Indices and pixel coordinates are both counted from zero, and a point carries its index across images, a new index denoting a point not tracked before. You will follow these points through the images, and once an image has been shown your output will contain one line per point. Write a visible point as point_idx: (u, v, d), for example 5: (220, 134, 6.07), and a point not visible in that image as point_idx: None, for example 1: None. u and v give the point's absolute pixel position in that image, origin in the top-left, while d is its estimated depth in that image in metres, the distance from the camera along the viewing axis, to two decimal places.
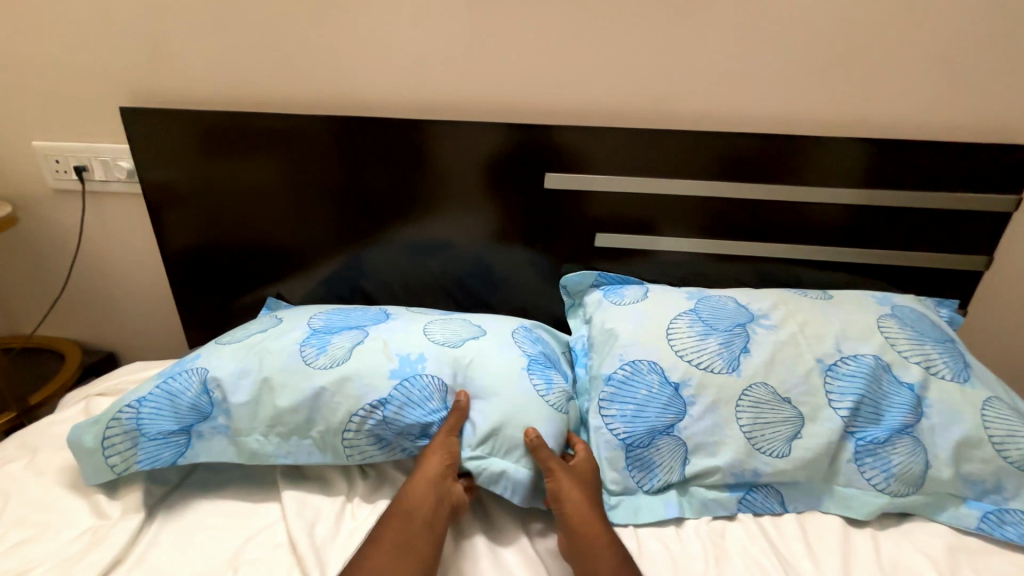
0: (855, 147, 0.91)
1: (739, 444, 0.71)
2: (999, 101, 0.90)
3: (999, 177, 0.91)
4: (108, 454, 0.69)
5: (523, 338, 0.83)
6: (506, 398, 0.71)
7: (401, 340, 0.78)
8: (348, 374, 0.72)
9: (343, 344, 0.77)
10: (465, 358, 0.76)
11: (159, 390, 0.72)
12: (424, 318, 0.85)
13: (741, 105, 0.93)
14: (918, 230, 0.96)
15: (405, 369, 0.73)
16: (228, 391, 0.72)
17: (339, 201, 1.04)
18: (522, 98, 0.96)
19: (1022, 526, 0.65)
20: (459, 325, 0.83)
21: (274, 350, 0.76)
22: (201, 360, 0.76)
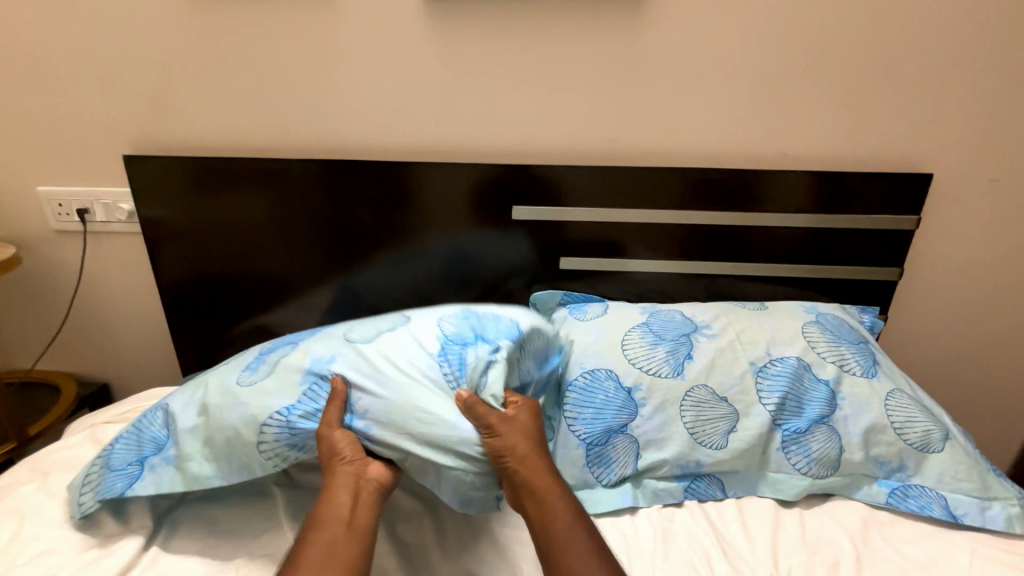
0: (779, 177, 1.05)
1: (683, 439, 0.81)
2: (900, 136, 1.04)
3: (906, 201, 1.05)
4: (82, 493, 0.75)
5: (450, 321, 0.83)
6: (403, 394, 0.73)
7: (319, 347, 0.80)
8: (262, 386, 0.76)
9: (272, 357, 0.82)
10: (376, 355, 0.78)
11: (132, 428, 0.81)
12: (358, 324, 0.86)
13: (680, 143, 1.07)
14: (841, 247, 1.09)
15: (314, 372, 0.76)
16: (177, 418, 0.78)
17: (327, 234, 1.15)
18: (490, 141, 1.09)
19: (921, 498, 0.76)
20: (386, 321, 0.86)
21: (216, 375, 0.82)
22: (167, 396, 0.84)
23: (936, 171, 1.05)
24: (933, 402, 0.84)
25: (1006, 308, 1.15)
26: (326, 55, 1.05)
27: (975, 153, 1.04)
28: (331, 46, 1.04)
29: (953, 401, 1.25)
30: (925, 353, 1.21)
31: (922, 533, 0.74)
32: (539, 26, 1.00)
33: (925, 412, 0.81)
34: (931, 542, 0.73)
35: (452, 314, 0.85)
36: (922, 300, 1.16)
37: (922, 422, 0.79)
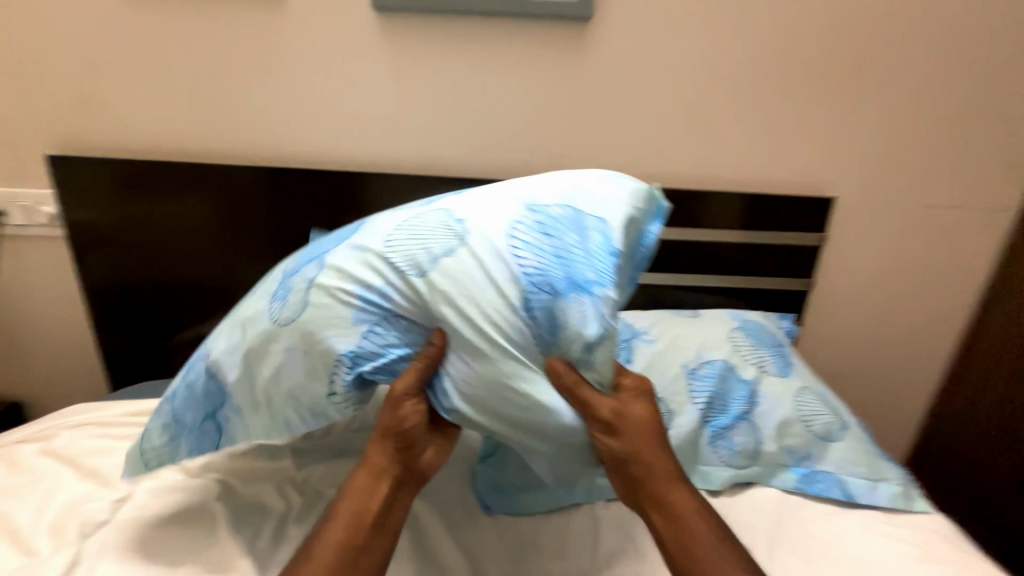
0: (707, 197, 1.15)
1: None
2: (812, 164, 1.16)
3: (815, 221, 1.19)
4: (143, 460, 0.75)
5: (524, 233, 0.65)
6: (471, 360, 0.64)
7: (355, 276, 0.66)
8: (312, 334, 0.67)
9: (297, 287, 0.69)
10: (428, 299, 0.65)
11: (179, 385, 0.74)
12: (368, 231, 0.70)
13: (621, 163, 1.15)
14: (763, 260, 1.21)
15: (371, 316, 0.66)
16: (223, 369, 0.71)
17: (276, 243, 1.13)
18: (443, 155, 1.13)
19: (825, 482, 0.86)
20: (432, 228, 0.67)
21: (249, 315, 0.72)
22: (202, 344, 0.75)
23: (846, 195, 1.18)
24: (835, 397, 0.95)
25: (902, 316, 1.31)
26: (277, 62, 1.04)
27: (875, 181, 1.17)
28: (282, 54, 1.04)
29: (859, 397, 1.41)
30: (834, 355, 1.35)
31: (825, 513, 0.84)
32: (489, 48, 1.05)
33: (828, 406, 0.92)
34: (831, 520, 0.83)
35: (522, 215, 0.67)
36: (831, 308, 1.30)
37: (826, 415, 0.91)
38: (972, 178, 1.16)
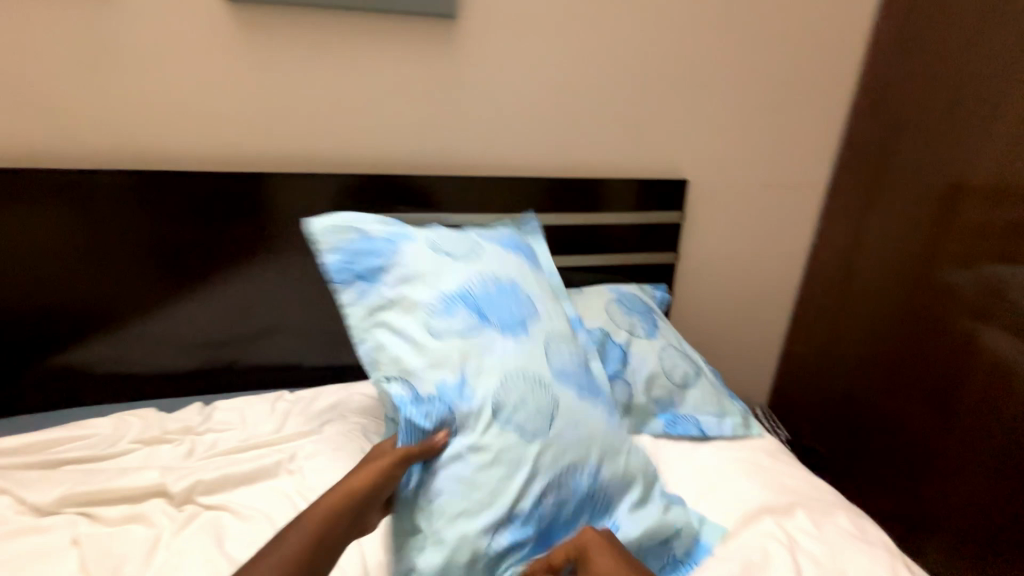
0: (579, 183, 1.27)
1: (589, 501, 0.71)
2: (663, 150, 1.32)
3: (673, 201, 1.35)
4: (315, 232, 0.82)
5: (563, 487, 0.70)
6: (599, 446, 0.74)
7: (457, 280, 0.80)
8: (402, 297, 0.77)
9: (496, 325, 0.77)
10: (564, 378, 0.77)
11: (370, 240, 0.82)
12: (531, 280, 0.87)
13: (498, 156, 1.23)
14: (634, 239, 1.35)
15: (450, 391, 0.70)
16: (397, 273, 0.79)
17: (149, 252, 1.07)
18: (324, 152, 1.13)
19: (683, 423, 0.99)
20: (535, 412, 0.72)
21: (445, 271, 0.80)
22: (396, 245, 0.82)
23: (693, 175, 1.37)
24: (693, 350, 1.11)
25: (749, 278, 1.52)
26: (128, 59, 1.00)
27: (715, 161, 1.36)
28: (132, 50, 0.99)
29: (731, 353, 1.62)
30: (706, 318, 1.55)
31: (684, 449, 0.95)
32: (355, 42, 1.08)
33: (687, 358, 1.08)
34: (688, 454, 0.94)
35: (585, 465, 0.72)
36: (696, 276, 1.49)
37: (684, 366, 1.06)
38: (789, 156, 1.40)
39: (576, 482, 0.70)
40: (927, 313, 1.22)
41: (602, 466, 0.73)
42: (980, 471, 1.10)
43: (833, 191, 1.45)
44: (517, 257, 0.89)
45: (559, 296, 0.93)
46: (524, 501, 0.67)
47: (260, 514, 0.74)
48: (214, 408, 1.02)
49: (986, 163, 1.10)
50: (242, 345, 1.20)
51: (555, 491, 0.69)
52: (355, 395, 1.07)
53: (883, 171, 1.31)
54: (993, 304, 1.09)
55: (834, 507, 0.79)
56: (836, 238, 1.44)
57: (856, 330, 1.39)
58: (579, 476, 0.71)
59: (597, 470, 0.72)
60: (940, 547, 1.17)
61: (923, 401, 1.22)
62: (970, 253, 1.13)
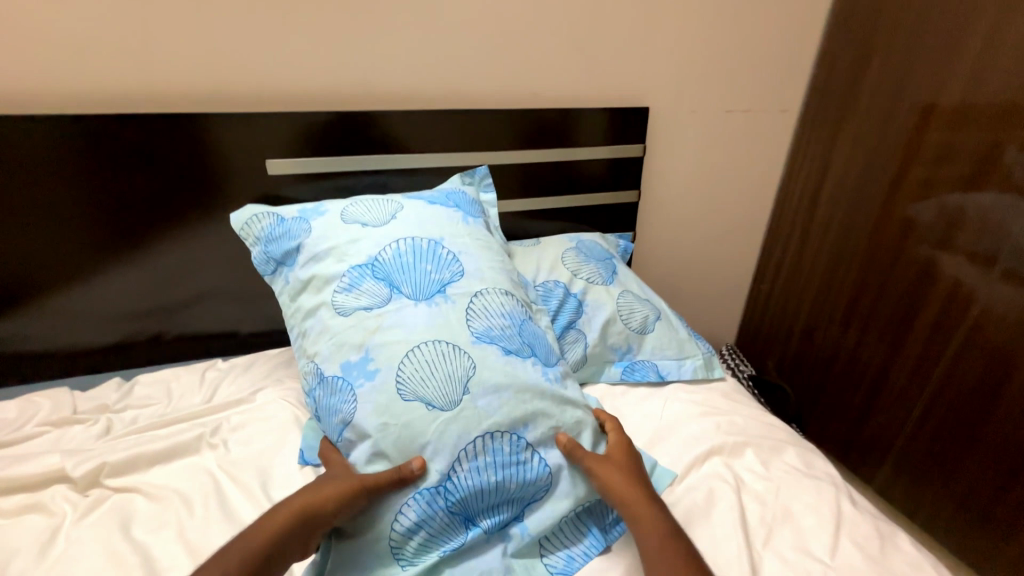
0: (529, 114, 1.13)
1: (525, 485, 0.65)
2: (620, 74, 1.19)
3: (635, 132, 1.23)
4: (240, 224, 0.85)
5: (485, 458, 0.64)
6: (521, 408, 0.67)
7: (368, 253, 0.77)
8: (314, 274, 0.77)
9: (404, 292, 0.73)
10: (484, 338, 0.71)
11: (295, 220, 0.83)
12: (458, 238, 0.81)
13: (434, 85, 1.09)
14: (594, 177, 1.24)
15: (351, 370, 0.69)
16: (309, 254, 0.79)
17: (65, 214, 0.96)
18: (228, 87, 0.99)
19: (642, 368, 0.91)
20: (441, 378, 0.67)
21: (356, 247, 0.78)
22: (315, 224, 0.82)
23: (654, 102, 1.24)
24: (654, 293, 1.00)
25: (715, 214, 1.45)
26: None
27: (677, 85, 1.24)
28: None
29: (698, 293, 1.58)
30: (672, 258, 1.49)
31: (644, 397, 0.88)
32: None
33: (646, 301, 0.97)
34: (648, 402, 0.87)
35: (505, 428, 0.66)
36: (661, 215, 1.41)
37: (643, 310, 0.95)
38: (757, 78, 1.28)
39: (496, 453, 0.64)
40: (889, 243, 1.17)
41: (525, 429, 0.67)
42: (932, 395, 1.12)
43: (803, 115, 1.34)
44: (447, 215, 0.84)
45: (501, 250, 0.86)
46: (434, 476, 0.63)
47: (175, 494, 0.68)
48: (134, 383, 0.94)
49: (954, 80, 1.01)
50: (175, 316, 1.10)
51: (474, 466, 0.64)
52: (293, 358, 1.00)
53: (851, 92, 1.22)
54: (951, 232, 1.05)
55: (782, 443, 0.77)
56: (804, 167, 1.37)
57: (820, 263, 1.35)
58: (500, 446, 0.65)
59: (520, 433, 0.66)
60: (893, 464, 1.23)
61: (880, 332, 1.21)
62: (929, 179, 1.08)
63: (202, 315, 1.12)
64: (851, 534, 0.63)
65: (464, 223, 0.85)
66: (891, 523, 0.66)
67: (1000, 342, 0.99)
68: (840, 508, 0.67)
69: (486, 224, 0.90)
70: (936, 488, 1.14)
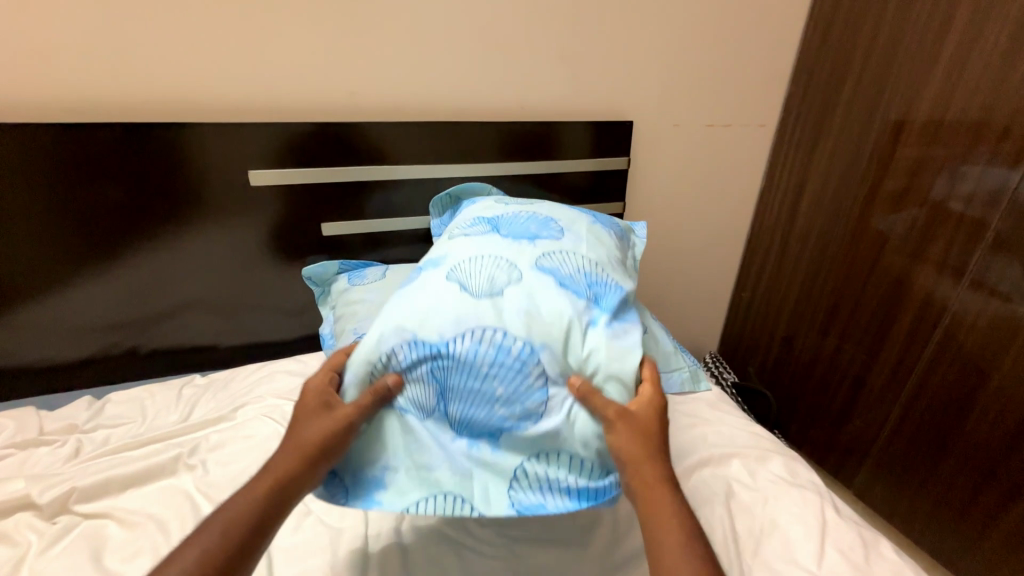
0: (516, 127, 1.14)
1: (512, 399, 0.60)
2: (604, 89, 1.21)
3: (619, 145, 1.25)
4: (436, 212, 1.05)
5: (491, 348, 0.62)
6: (544, 328, 0.64)
7: (495, 208, 0.84)
8: (454, 220, 0.88)
9: (495, 232, 0.77)
10: (544, 272, 0.70)
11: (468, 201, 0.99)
12: (579, 220, 0.83)
13: (420, 98, 1.10)
14: (580, 188, 1.25)
15: (429, 265, 0.74)
16: (461, 212, 0.92)
17: (28, 227, 0.91)
18: (211, 98, 0.97)
19: None
20: (491, 281, 0.68)
21: (488, 206, 0.86)
22: (478, 201, 0.95)
23: (639, 116, 1.27)
24: (647, 313, 0.98)
25: (698, 225, 1.49)
26: None
27: (661, 100, 1.27)
28: None
29: (681, 302, 1.60)
30: (656, 267, 1.52)
31: None
32: None
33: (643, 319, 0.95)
34: None
35: (520, 336, 0.62)
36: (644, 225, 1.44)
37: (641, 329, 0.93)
38: (737, 95, 1.32)
39: (500, 347, 0.62)
40: (866, 254, 1.22)
41: (541, 347, 0.62)
42: (908, 400, 1.15)
43: (782, 131, 1.40)
44: (583, 212, 0.86)
45: (618, 253, 0.84)
46: (434, 335, 0.63)
47: (149, 519, 0.65)
48: (106, 401, 0.90)
49: (924, 100, 1.06)
50: (149, 330, 1.06)
51: (472, 347, 0.62)
52: (275, 373, 0.98)
53: (825, 110, 1.27)
54: (924, 244, 1.09)
55: (767, 452, 0.79)
56: (782, 181, 1.42)
57: (799, 273, 1.39)
58: (501, 343, 0.62)
59: (529, 347, 0.62)
60: (871, 468, 1.26)
61: (857, 340, 1.25)
62: (903, 192, 1.12)
63: (176, 329, 1.08)
64: (835, 542, 0.64)
65: (594, 219, 0.86)
66: (874, 530, 0.67)
67: (973, 350, 1.03)
68: (824, 515, 0.68)
69: (620, 241, 0.88)
70: (914, 492, 1.17)
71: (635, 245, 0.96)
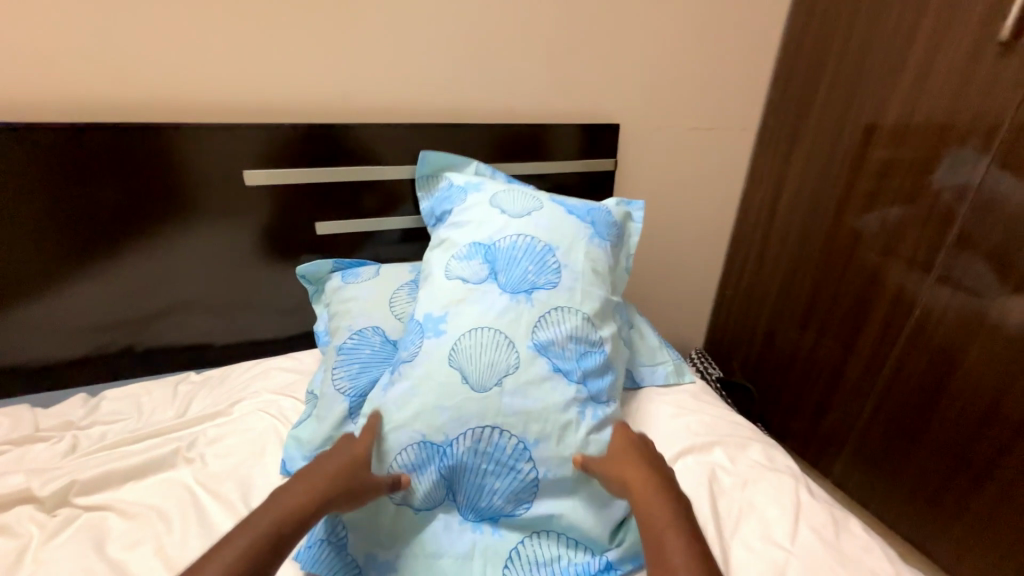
0: (506, 128, 1.17)
1: (512, 478, 0.65)
2: (591, 92, 1.25)
3: (607, 146, 1.29)
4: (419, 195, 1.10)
5: (494, 445, 0.66)
6: (543, 422, 0.68)
7: (491, 235, 0.85)
8: (450, 237, 0.89)
9: (492, 282, 0.79)
10: (539, 347, 0.73)
11: (461, 190, 1.00)
12: (574, 251, 0.85)
13: (412, 99, 1.12)
14: (569, 188, 1.29)
15: (428, 325, 0.76)
16: (455, 215, 0.93)
17: (21, 226, 0.92)
18: (206, 98, 0.99)
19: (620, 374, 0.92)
20: (490, 358, 0.71)
21: (482, 224, 0.88)
22: (471, 196, 0.97)
23: (625, 118, 1.31)
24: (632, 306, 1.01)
25: (683, 225, 1.53)
26: None
27: (647, 103, 1.31)
28: None
29: (668, 299, 1.65)
30: (643, 265, 1.56)
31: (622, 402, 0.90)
32: None
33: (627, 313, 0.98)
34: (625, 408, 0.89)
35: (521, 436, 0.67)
36: None
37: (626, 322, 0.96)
38: (719, 99, 1.37)
39: (498, 448, 0.66)
40: (843, 252, 1.27)
41: (536, 441, 0.67)
42: (883, 391, 1.21)
43: (762, 134, 1.45)
44: (577, 232, 0.88)
45: (607, 281, 0.87)
46: (440, 436, 0.66)
47: (151, 510, 0.67)
48: (101, 398, 0.91)
49: (894, 104, 1.11)
50: (142, 328, 1.07)
51: (473, 448, 0.65)
52: (270, 369, 0.99)
53: (803, 114, 1.32)
54: (895, 243, 1.15)
55: (746, 439, 0.82)
56: (763, 181, 1.47)
57: (779, 270, 1.44)
58: (501, 445, 0.66)
59: (526, 444, 0.66)
60: (848, 457, 1.32)
61: (835, 334, 1.30)
62: (875, 192, 1.17)
63: (170, 327, 1.09)
64: (808, 521, 0.68)
65: (588, 243, 0.88)
66: (844, 509, 0.71)
67: (943, 342, 1.08)
68: (798, 497, 0.72)
69: (610, 252, 0.91)
70: (889, 478, 1.23)
71: (624, 251, 0.99)
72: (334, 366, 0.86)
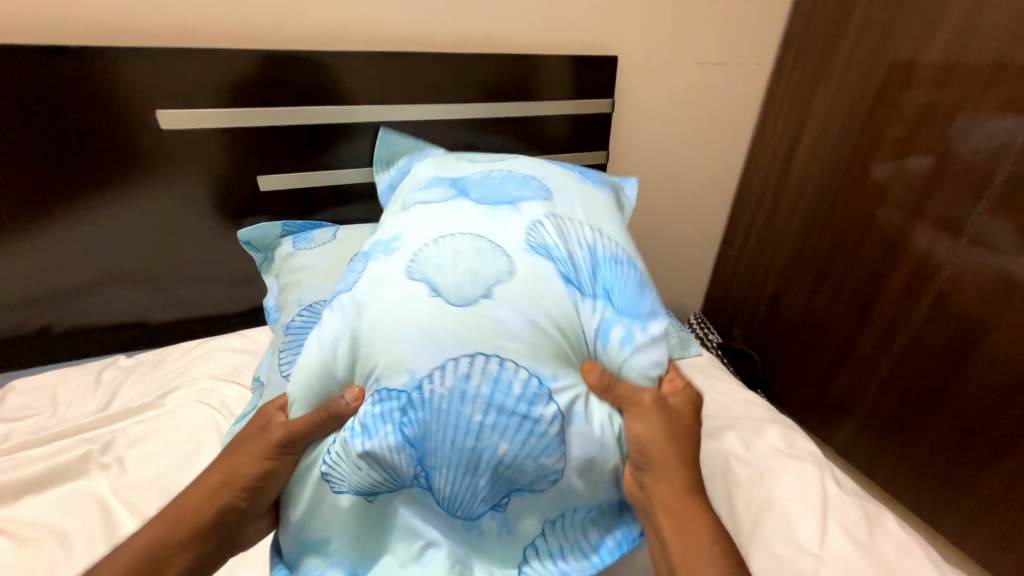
0: (485, 61, 0.98)
1: (524, 435, 0.48)
2: (584, 18, 1.05)
3: (601, 86, 1.11)
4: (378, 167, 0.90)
5: (488, 381, 0.48)
6: (556, 344, 0.52)
7: (455, 169, 0.71)
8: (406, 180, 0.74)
9: (459, 200, 0.63)
10: (540, 252, 0.57)
11: (416, 154, 0.87)
12: (559, 176, 0.71)
13: (367, 22, 0.91)
14: (558, 136, 1.12)
15: (378, 250, 0.59)
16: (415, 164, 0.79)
17: None
18: (92, 17, 0.77)
19: None
20: (467, 269, 0.54)
21: (443, 164, 0.74)
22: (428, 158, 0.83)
23: (623, 52, 1.13)
24: None
25: (685, 179, 1.38)
26: None
27: (649, 34, 1.12)
28: None
29: (666, 261, 1.53)
30: (640, 224, 1.42)
31: None
32: None
33: None
34: None
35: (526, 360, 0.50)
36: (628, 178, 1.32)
37: None
38: (733, 27, 1.18)
39: (500, 384, 0.48)
40: (860, 206, 1.14)
41: (550, 375, 0.50)
42: (895, 358, 1.12)
43: (779, 72, 1.27)
44: (564, 169, 0.75)
45: (608, 205, 0.73)
46: (404, 377, 0.49)
47: (48, 531, 0.56)
48: (8, 390, 0.78)
49: (943, 30, 0.94)
50: (60, 308, 0.91)
51: (460, 390, 0.48)
52: (215, 351, 0.85)
53: (829, 46, 1.14)
54: (923, 197, 1.02)
55: (763, 422, 0.72)
56: (777, 127, 1.31)
57: (790, 227, 1.31)
58: (506, 380, 0.48)
59: (541, 376, 0.50)
60: (855, 425, 1.25)
61: (847, 298, 1.20)
62: (908, 137, 1.02)
63: (95, 307, 0.93)
64: (839, 520, 0.59)
65: (578, 176, 0.75)
66: (877, 504, 0.62)
67: (971, 309, 0.97)
68: (825, 490, 0.62)
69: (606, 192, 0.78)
70: (894, 447, 1.17)
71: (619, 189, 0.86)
72: (281, 349, 0.72)
